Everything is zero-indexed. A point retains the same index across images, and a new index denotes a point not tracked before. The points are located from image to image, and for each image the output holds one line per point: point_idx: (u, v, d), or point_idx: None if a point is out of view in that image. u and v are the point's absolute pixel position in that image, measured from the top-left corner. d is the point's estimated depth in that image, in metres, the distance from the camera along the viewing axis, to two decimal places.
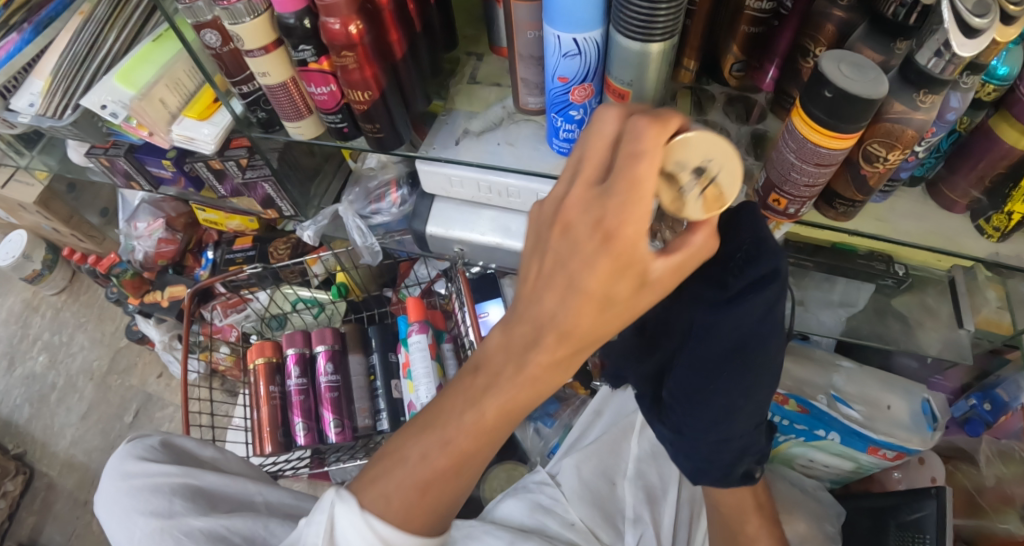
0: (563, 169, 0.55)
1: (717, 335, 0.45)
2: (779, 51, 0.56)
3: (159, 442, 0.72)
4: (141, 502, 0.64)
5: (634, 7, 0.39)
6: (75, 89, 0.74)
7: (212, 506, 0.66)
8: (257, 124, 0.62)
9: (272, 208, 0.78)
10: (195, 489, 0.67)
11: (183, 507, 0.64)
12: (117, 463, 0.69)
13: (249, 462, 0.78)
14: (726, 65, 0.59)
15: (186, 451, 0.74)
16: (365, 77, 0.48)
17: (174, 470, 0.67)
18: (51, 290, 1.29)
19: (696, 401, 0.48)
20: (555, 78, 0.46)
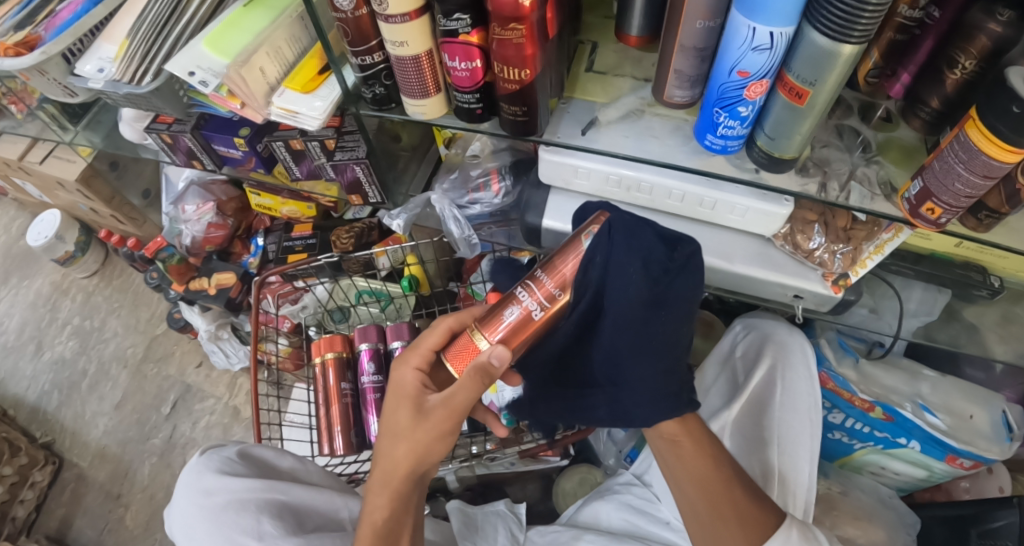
0: (710, 167, 0.54)
1: (651, 289, 0.48)
2: (915, 61, 0.50)
3: (236, 453, 0.68)
4: (230, 523, 0.59)
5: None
6: (153, 54, 0.68)
7: (301, 524, 0.62)
8: (370, 101, 0.58)
9: (357, 193, 0.74)
10: (283, 505, 0.62)
11: (273, 527, 0.60)
12: (194, 478, 0.64)
13: (329, 474, 0.74)
14: (861, 72, 0.55)
15: (265, 462, 0.70)
16: (524, 55, 0.45)
17: (258, 484, 0.62)
18: (83, 273, 1.24)
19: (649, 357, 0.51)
20: (733, 71, 0.44)
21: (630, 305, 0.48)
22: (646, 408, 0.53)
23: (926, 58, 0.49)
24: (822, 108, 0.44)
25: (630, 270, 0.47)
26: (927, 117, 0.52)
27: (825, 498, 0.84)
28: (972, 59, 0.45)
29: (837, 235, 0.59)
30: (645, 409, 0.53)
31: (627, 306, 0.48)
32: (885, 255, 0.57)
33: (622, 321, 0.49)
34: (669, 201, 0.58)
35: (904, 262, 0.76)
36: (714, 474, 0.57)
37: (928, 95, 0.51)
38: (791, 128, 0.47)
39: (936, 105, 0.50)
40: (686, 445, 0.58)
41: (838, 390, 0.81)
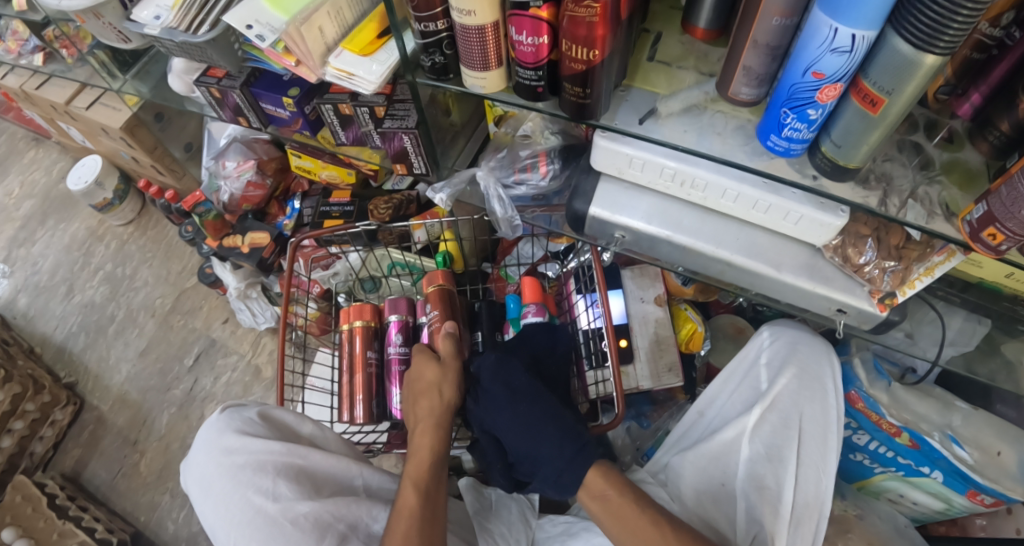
0: (772, 168, 0.52)
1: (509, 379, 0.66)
2: (990, 80, 0.48)
3: (256, 414, 0.69)
4: (248, 482, 0.60)
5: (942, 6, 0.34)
6: (212, 5, 0.68)
7: (317, 489, 0.63)
8: (429, 69, 0.57)
9: (403, 163, 0.73)
10: (298, 471, 0.63)
11: (289, 490, 0.60)
12: (215, 436, 0.65)
13: (345, 441, 0.74)
14: (931, 87, 0.53)
15: (285, 425, 0.70)
16: (594, 33, 0.43)
17: (277, 448, 0.63)
18: (119, 221, 1.26)
19: (527, 428, 0.63)
20: (808, 72, 0.43)
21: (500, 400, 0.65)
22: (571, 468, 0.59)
23: (1002, 79, 0.47)
24: (896, 119, 0.43)
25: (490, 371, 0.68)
26: (995, 142, 0.50)
27: (840, 519, 0.83)
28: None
29: (889, 253, 0.57)
30: (566, 472, 0.59)
31: (513, 396, 0.65)
32: (936, 278, 0.55)
33: (503, 413, 0.65)
34: (723, 201, 0.57)
35: (951, 288, 0.75)
36: (639, 520, 0.56)
37: (999, 117, 0.48)
38: (860, 136, 0.45)
39: (1007, 128, 0.48)
40: (613, 497, 0.58)
41: (867, 411, 0.80)
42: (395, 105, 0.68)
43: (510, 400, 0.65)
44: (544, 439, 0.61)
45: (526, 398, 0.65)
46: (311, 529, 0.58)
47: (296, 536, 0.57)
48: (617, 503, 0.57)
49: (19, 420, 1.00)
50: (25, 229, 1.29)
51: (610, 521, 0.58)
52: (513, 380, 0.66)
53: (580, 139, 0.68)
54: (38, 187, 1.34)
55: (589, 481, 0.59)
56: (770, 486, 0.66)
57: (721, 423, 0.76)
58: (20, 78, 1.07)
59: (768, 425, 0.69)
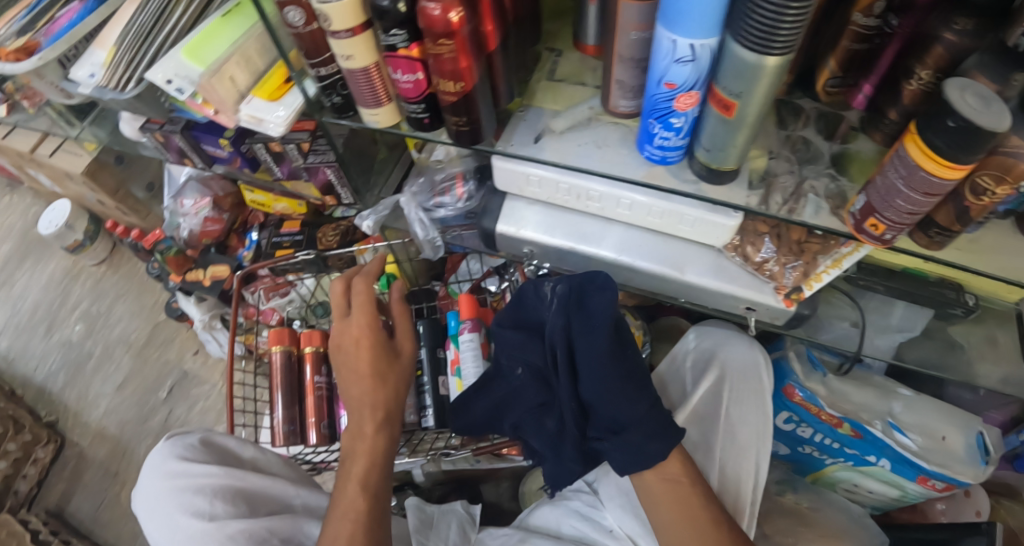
0: (653, 177, 0.53)
1: (611, 338, 0.58)
2: (877, 70, 0.51)
3: (199, 439, 0.71)
4: (185, 502, 0.63)
5: (763, 10, 0.36)
6: (138, 62, 0.72)
7: (254, 509, 0.65)
8: (331, 108, 0.60)
9: (331, 194, 0.77)
10: (237, 491, 0.65)
11: (225, 509, 0.63)
12: (159, 460, 0.68)
13: (289, 462, 0.77)
14: (820, 80, 0.56)
15: (227, 449, 0.72)
16: (459, 67, 0.47)
17: (217, 470, 0.66)
18: (92, 261, 1.30)
19: (621, 390, 0.57)
20: (661, 83, 0.44)
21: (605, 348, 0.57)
22: (659, 442, 0.58)
23: (886, 69, 0.50)
24: (751, 121, 0.44)
25: (587, 328, 0.58)
26: (890, 130, 0.53)
27: (794, 513, 0.84)
28: (928, 69, 0.46)
29: (791, 248, 0.59)
30: (648, 450, 0.57)
31: (606, 361, 0.57)
32: (842, 269, 0.56)
33: (593, 371, 0.58)
34: (618, 210, 0.58)
35: (874, 277, 0.74)
36: (703, 515, 0.58)
37: (888, 107, 0.52)
38: (726, 140, 0.47)
39: (896, 117, 0.51)
40: (686, 485, 0.59)
41: (805, 404, 0.79)
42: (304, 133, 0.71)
43: (612, 353, 0.57)
44: (639, 410, 0.57)
45: (623, 359, 0.58)
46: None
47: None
48: (685, 496, 0.58)
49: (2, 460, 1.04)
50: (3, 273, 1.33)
51: (665, 505, 0.59)
52: (598, 339, 0.58)
53: None
54: (15, 231, 1.39)
55: (666, 463, 0.59)
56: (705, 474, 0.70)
57: None
58: None
59: (697, 416, 0.73)
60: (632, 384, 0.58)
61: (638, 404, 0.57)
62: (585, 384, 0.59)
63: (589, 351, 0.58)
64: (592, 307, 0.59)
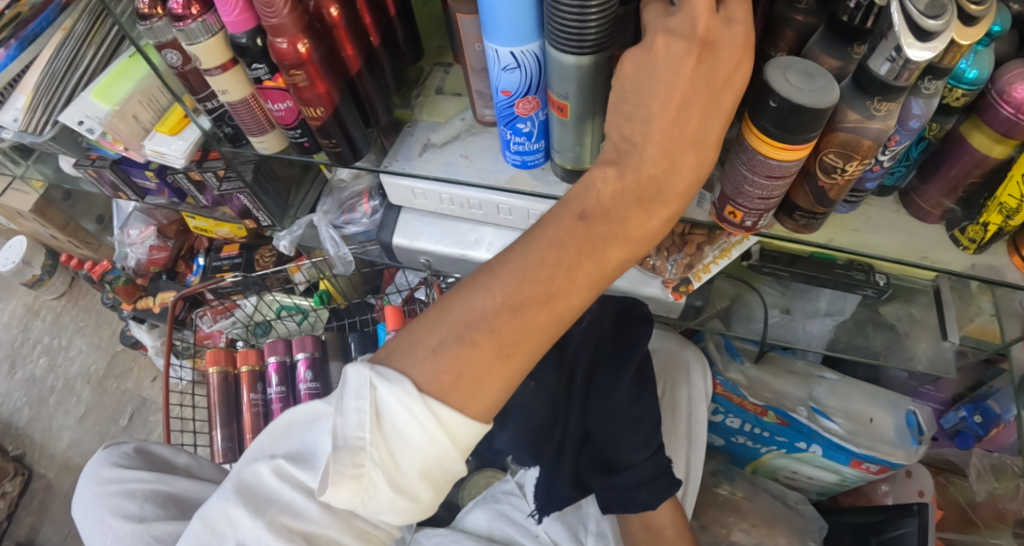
0: (517, 182, 0.54)
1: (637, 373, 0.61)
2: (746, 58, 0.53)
3: (133, 448, 0.74)
4: (114, 506, 0.65)
5: (562, 15, 0.38)
6: (54, 105, 0.75)
7: (183, 512, 0.67)
8: (226, 139, 0.63)
9: (250, 218, 0.78)
10: (167, 495, 0.68)
11: (154, 511, 0.65)
12: (93, 468, 0.71)
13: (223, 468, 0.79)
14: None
15: (160, 457, 0.75)
16: (318, 93, 0.48)
17: (147, 476, 0.68)
18: (51, 295, 1.32)
19: (629, 426, 0.58)
20: (499, 91, 0.45)
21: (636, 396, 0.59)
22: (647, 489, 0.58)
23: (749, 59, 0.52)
24: (588, 122, 0.46)
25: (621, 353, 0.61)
26: None
27: (730, 503, 0.85)
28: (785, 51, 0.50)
29: (676, 241, 0.60)
30: (634, 489, 0.58)
31: (620, 390, 0.59)
32: (730, 259, 0.58)
33: (612, 401, 0.59)
34: (501, 215, 0.60)
35: (777, 263, 0.74)
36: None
37: None
38: (571, 142, 0.48)
39: None
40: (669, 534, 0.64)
41: (729, 394, 0.80)
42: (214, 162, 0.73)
43: (632, 388, 0.59)
44: (634, 449, 0.58)
45: (645, 400, 0.60)
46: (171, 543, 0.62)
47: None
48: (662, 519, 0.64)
49: None
50: None
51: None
52: (622, 372, 0.60)
53: None
54: None
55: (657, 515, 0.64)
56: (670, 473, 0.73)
57: None
58: None
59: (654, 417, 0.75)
60: (643, 425, 0.58)
61: (641, 438, 0.58)
62: (597, 409, 0.59)
63: (618, 378, 0.60)
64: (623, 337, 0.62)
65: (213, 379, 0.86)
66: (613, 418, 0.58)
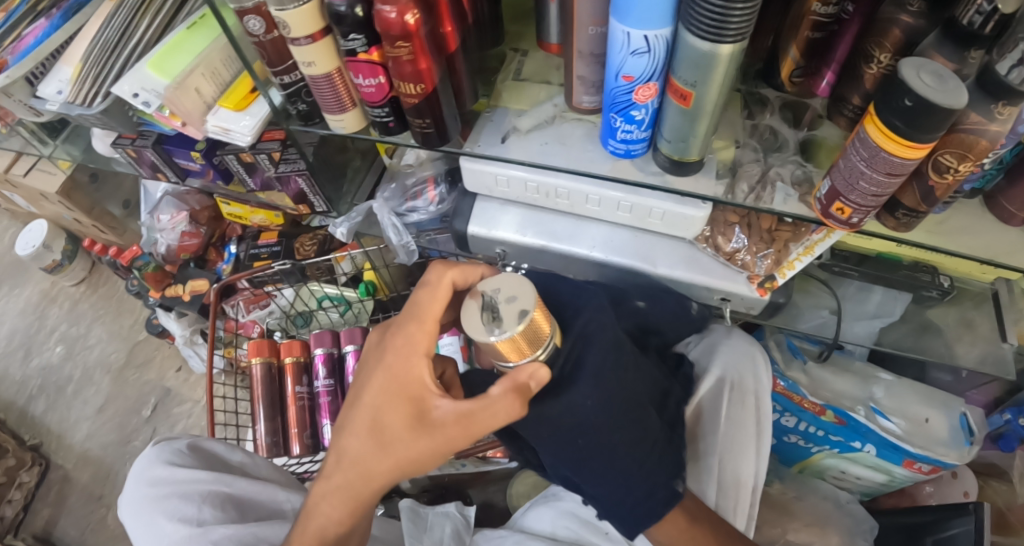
0: (619, 171, 0.54)
1: (617, 397, 0.46)
2: (837, 57, 0.51)
3: (187, 445, 0.72)
4: (173, 507, 0.65)
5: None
6: (104, 77, 0.71)
7: (241, 515, 0.67)
8: (296, 116, 0.60)
9: (304, 203, 0.76)
10: (226, 497, 0.67)
11: (213, 515, 0.65)
12: (145, 467, 0.69)
13: (278, 468, 0.77)
14: (784, 70, 0.55)
15: (215, 455, 0.73)
16: (419, 69, 0.46)
17: (204, 477, 0.67)
18: (70, 281, 1.29)
19: (619, 448, 0.48)
20: (619, 76, 0.45)
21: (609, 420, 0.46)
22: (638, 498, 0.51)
23: (845, 56, 0.50)
24: (708, 111, 0.45)
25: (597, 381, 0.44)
26: (851, 115, 0.53)
27: (779, 503, 0.83)
28: (887, 52, 0.46)
29: (762, 237, 0.59)
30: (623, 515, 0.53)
31: (599, 422, 0.46)
32: (814, 256, 0.57)
33: (592, 432, 0.46)
34: (588, 206, 0.59)
35: (849, 263, 0.74)
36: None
37: (852, 94, 0.52)
38: (686, 130, 0.48)
39: (858, 102, 0.51)
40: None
41: (788, 393, 0.79)
42: (272, 143, 0.70)
43: (616, 417, 0.46)
44: (624, 464, 0.49)
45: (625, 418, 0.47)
46: None
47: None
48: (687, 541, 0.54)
49: None
50: None
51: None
52: (590, 394, 0.44)
53: None
54: None
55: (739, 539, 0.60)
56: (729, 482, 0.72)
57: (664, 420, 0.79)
58: None
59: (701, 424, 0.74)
60: (629, 444, 0.49)
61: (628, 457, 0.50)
62: (581, 442, 0.47)
63: (584, 400, 0.45)
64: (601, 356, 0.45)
65: (255, 371, 0.82)
66: (603, 447, 0.47)
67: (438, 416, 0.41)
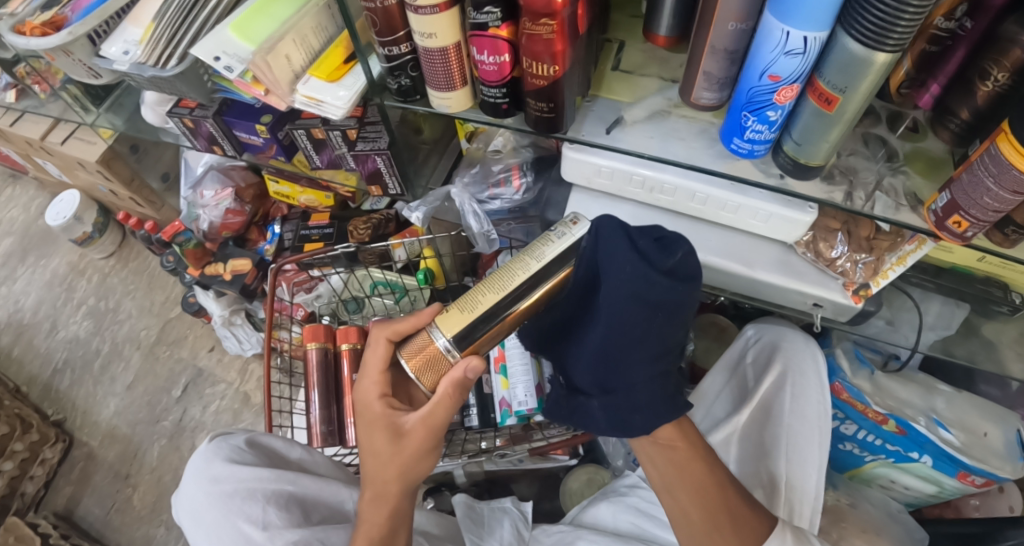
0: (737, 170, 0.54)
1: (644, 287, 0.49)
2: (947, 69, 0.47)
3: (245, 441, 0.69)
4: (235, 508, 0.61)
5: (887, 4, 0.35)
6: (180, 37, 0.68)
7: (306, 516, 0.63)
8: (395, 91, 0.57)
9: (377, 183, 0.73)
10: (289, 496, 0.63)
11: (278, 517, 0.61)
12: (204, 465, 0.65)
13: (338, 465, 0.75)
14: (891, 82, 0.52)
15: (274, 451, 0.70)
16: (554, 50, 0.44)
17: (267, 474, 0.63)
18: (100, 255, 1.26)
19: (637, 346, 0.51)
20: (764, 75, 0.44)
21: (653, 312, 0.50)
22: (646, 413, 0.54)
23: (958, 68, 0.46)
24: (851, 116, 0.44)
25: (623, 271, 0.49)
26: (957, 129, 0.49)
27: (833, 509, 0.83)
28: (1005, 72, 0.41)
29: (860, 245, 0.58)
30: (643, 416, 0.54)
31: (621, 306, 0.49)
32: (907, 267, 0.56)
33: (617, 317, 0.50)
34: (692, 204, 0.59)
35: (925, 275, 0.75)
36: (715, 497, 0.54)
37: (959, 107, 0.47)
38: (819, 135, 0.46)
39: (967, 117, 0.47)
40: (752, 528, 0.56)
41: (852, 401, 0.81)
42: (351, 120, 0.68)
43: (648, 313, 0.50)
44: (640, 366, 0.52)
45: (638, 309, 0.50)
46: None
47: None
48: (684, 461, 0.55)
49: (8, 460, 0.99)
50: (5, 268, 1.29)
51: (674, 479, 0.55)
52: (617, 285, 0.49)
53: (551, 150, 0.69)
54: (17, 227, 1.34)
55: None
56: (765, 481, 0.68)
57: (721, 419, 0.77)
58: None
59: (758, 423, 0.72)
60: (654, 343, 0.52)
61: (647, 359, 0.52)
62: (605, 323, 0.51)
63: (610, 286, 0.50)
64: (619, 246, 0.49)
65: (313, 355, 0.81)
66: (628, 332, 0.51)
67: (408, 430, 0.53)
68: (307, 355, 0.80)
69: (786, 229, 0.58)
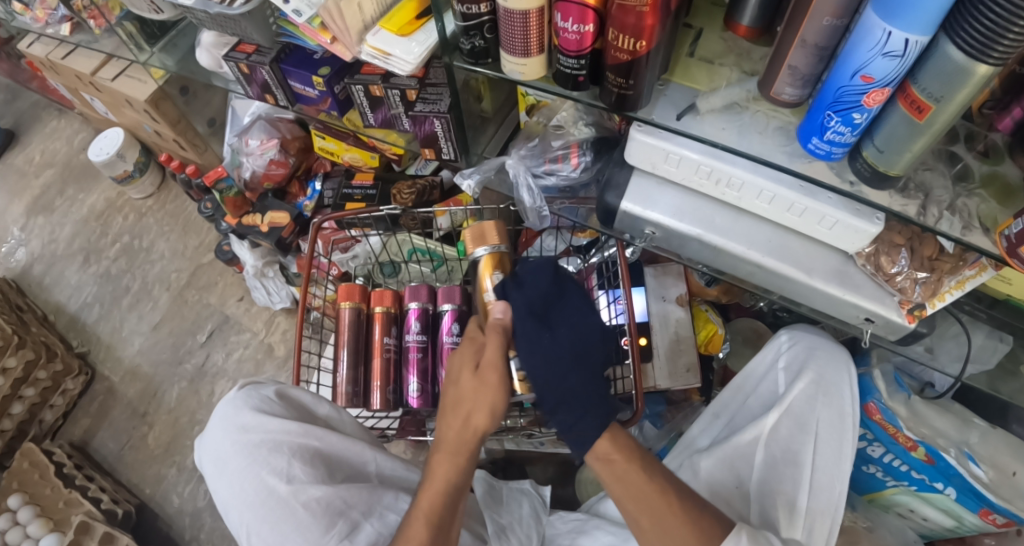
0: (813, 171, 0.52)
1: (536, 304, 0.57)
2: None
3: (274, 393, 0.69)
4: (257, 461, 0.61)
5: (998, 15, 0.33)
6: None
7: (329, 474, 0.63)
8: (467, 53, 0.56)
9: (432, 147, 0.73)
10: (313, 453, 0.63)
11: (301, 472, 0.61)
12: (231, 412, 0.65)
13: (361, 426, 0.75)
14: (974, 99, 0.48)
15: (301, 406, 0.70)
16: (642, 23, 0.43)
17: (294, 428, 0.63)
18: (139, 195, 1.27)
19: (557, 362, 0.54)
20: (856, 76, 0.42)
21: (530, 316, 0.56)
22: (588, 416, 0.54)
23: None
24: (942, 126, 0.41)
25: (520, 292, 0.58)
26: None
27: (849, 531, 0.82)
28: None
29: (921, 264, 0.56)
30: (588, 421, 0.53)
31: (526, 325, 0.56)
32: (966, 291, 0.54)
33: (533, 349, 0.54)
34: (757, 201, 0.57)
35: (977, 304, 0.71)
36: (648, 489, 0.51)
37: None
38: (903, 143, 0.44)
39: None
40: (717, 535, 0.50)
41: (884, 423, 0.80)
42: (412, 80, 0.67)
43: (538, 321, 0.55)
44: (573, 379, 0.54)
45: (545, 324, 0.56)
46: (320, 515, 0.58)
47: (308, 520, 0.58)
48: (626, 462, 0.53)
49: (30, 387, 1.00)
50: (45, 197, 1.31)
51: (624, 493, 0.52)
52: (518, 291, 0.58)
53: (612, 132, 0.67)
54: (60, 157, 1.36)
55: None
56: (788, 490, 0.65)
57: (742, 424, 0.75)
58: (46, 47, 1.09)
59: (785, 430, 0.69)
60: (571, 350, 0.55)
61: (576, 371, 0.55)
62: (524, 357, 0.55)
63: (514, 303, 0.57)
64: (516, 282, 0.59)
65: (346, 314, 0.81)
66: (540, 351, 0.54)
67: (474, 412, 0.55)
68: (339, 313, 0.80)
69: (847, 236, 0.56)
